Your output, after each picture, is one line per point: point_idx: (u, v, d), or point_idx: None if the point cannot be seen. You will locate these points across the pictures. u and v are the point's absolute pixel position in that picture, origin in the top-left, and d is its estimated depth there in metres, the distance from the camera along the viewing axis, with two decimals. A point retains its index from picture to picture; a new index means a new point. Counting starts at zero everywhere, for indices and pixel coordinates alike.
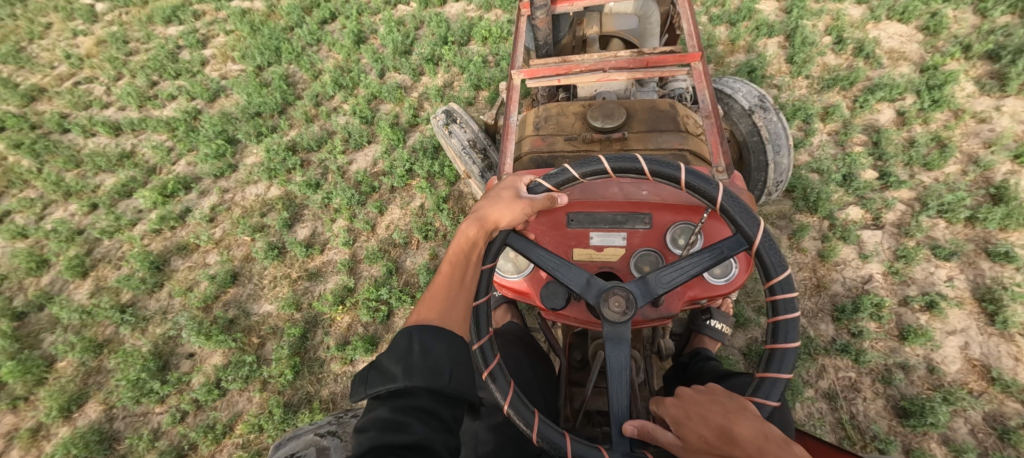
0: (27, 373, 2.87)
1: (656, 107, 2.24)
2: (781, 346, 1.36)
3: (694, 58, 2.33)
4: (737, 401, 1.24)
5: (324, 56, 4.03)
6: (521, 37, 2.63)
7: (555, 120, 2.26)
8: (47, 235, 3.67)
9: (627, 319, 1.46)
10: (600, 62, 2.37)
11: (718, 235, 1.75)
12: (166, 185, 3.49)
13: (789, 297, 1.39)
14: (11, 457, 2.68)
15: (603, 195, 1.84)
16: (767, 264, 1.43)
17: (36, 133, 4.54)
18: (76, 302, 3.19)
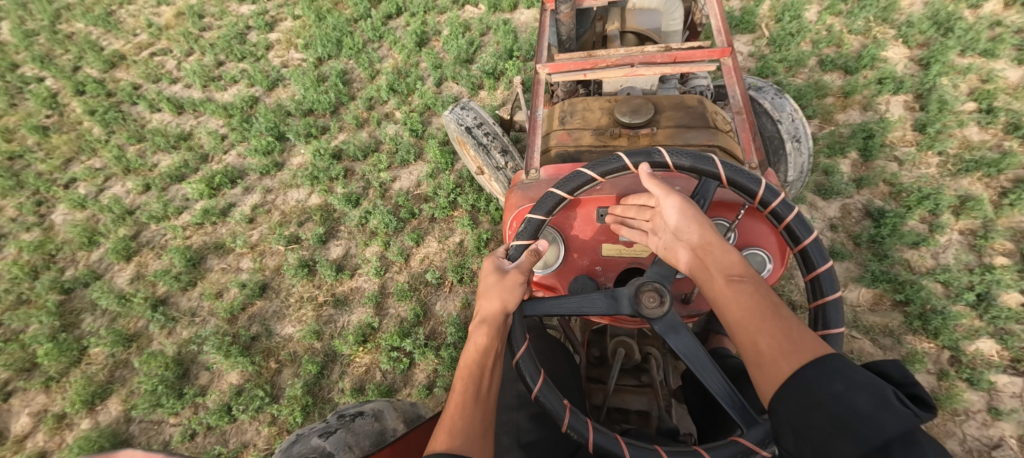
0: (63, 353, 3.02)
1: (684, 102, 2.09)
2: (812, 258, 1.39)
3: (725, 53, 2.19)
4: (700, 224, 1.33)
5: (384, 54, 3.81)
6: (544, 30, 2.47)
7: (581, 114, 2.15)
8: (102, 211, 3.73)
9: (668, 308, 1.37)
10: (626, 55, 2.20)
11: (755, 232, 1.61)
12: (214, 177, 3.44)
13: (795, 218, 1.40)
14: (38, 438, 2.81)
15: (635, 189, 1.66)
16: (812, 255, 1.39)
17: (108, 101, 4.59)
18: (117, 288, 3.24)
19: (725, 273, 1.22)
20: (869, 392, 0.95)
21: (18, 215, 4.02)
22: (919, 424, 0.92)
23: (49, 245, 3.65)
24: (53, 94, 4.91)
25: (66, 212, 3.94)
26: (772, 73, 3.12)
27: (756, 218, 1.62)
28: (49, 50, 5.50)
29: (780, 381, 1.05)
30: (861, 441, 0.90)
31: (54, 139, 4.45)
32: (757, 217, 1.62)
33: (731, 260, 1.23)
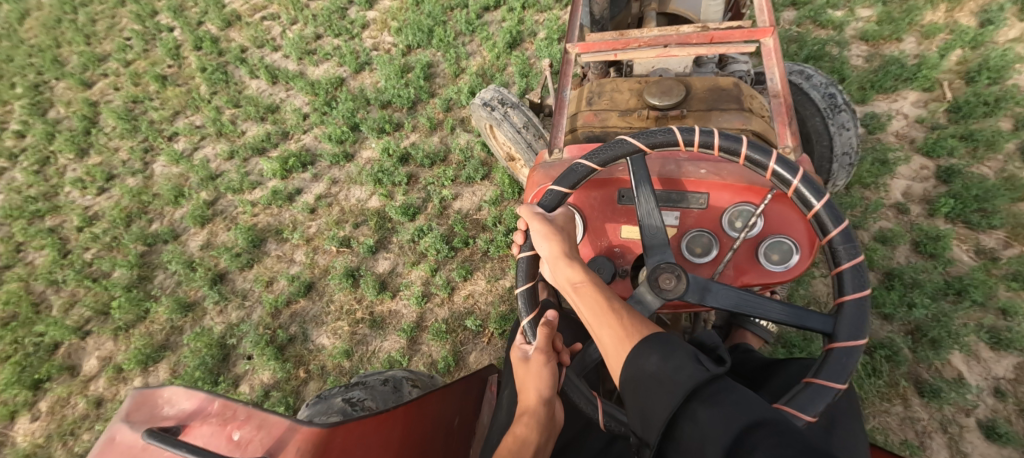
0: (132, 306, 3.23)
1: (718, 84, 2.11)
2: (845, 260, 1.37)
3: (764, 35, 2.14)
4: (570, 236, 1.60)
5: (473, 50, 3.55)
6: (577, 11, 2.50)
7: (610, 95, 2.16)
8: (190, 171, 3.84)
9: (681, 295, 1.44)
10: (661, 37, 2.19)
11: (781, 219, 1.67)
12: (288, 159, 3.41)
13: (826, 204, 1.41)
14: (102, 384, 3.08)
15: (663, 173, 1.77)
16: (827, 220, 1.40)
17: (218, 59, 4.69)
18: (190, 253, 3.37)
19: (571, 282, 1.47)
20: (676, 357, 1.19)
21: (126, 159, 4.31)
22: (707, 368, 1.16)
23: (146, 195, 3.90)
24: (178, 45, 5.12)
25: (165, 164, 4.10)
26: (949, 154, 2.80)
27: (783, 205, 1.68)
28: (184, 2, 5.88)
29: (622, 354, 1.28)
30: (672, 391, 1.14)
31: (166, 88, 4.67)
32: (784, 203, 1.67)
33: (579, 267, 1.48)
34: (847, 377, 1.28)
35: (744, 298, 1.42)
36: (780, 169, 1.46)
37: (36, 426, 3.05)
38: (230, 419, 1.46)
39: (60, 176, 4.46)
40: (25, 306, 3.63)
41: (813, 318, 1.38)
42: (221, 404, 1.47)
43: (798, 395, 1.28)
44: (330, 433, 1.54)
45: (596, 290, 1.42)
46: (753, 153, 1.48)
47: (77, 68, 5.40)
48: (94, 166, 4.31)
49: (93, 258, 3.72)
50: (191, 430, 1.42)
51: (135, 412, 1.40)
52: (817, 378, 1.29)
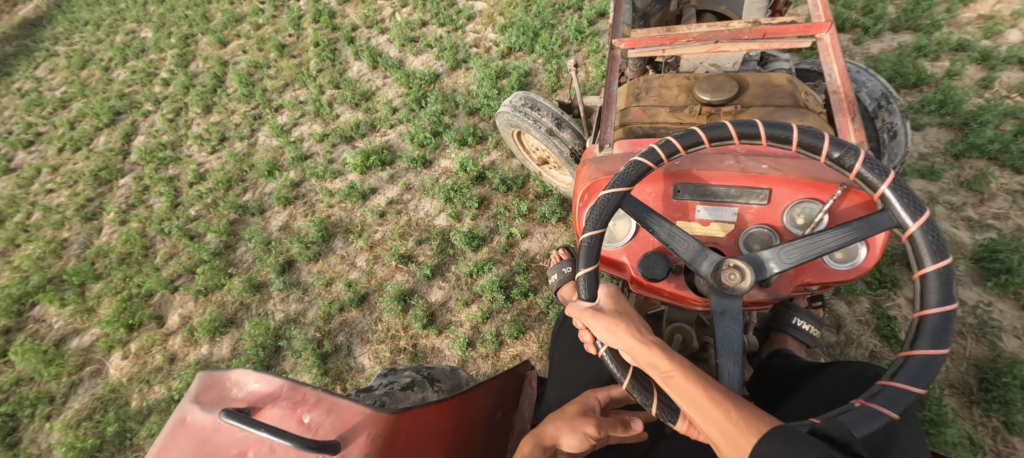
0: (213, 273, 3.37)
1: (771, 81, 2.23)
2: (908, 230, 1.38)
3: (821, 30, 2.25)
4: (636, 320, 1.52)
5: (578, 64, 3.26)
6: (620, 7, 2.62)
7: (659, 91, 2.31)
8: (286, 148, 3.91)
9: (742, 291, 1.51)
10: (711, 30, 2.29)
11: (844, 213, 1.66)
12: (369, 156, 3.35)
13: (880, 180, 1.41)
14: (178, 342, 3.28)
15: (717, 168, 1.78)
16: (883, 190, 1.41)
17: (332, 35, 4.70)
18: (270, 231, 3.45)
19: (659, 372, 1.37)
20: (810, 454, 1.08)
21: (237, 122, 4.49)
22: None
23: (247, 162, 4.04)
24: (302, 15, 5.21)
25: (267, 134, 4.22)
26: None
27: (852, 202, 1.65)
28: None
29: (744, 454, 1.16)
30: None
31: (282, 56, 4.79)
32: (854, 199, 1.65)
33: (657, 356, 1.39)
34: (954, 293, 1.30)
35: (806, 251, 1.50)
36: (808, 139, 1.48)
37: (123, 366, 3.34)
38: (299, 403, 1.59)
39: (187, 128, 4.77)
40: (138, 248, 3.93)
41: (876, 220, 1.45)
42: (292, 387, 1.60)
43: (918, 335, 1.32)
44: (395, 422, 1.61)
45: (687, 375, 1.33)
46: (775, 130, 1.51)
47: (219, 26, 5.73)
48: (212, 125, 4.54)
49: (196, 216, 3.94)
50: (260, 412, 1.56)
51: (205, 394, 1.59)
52: (929, 308, 1.32)
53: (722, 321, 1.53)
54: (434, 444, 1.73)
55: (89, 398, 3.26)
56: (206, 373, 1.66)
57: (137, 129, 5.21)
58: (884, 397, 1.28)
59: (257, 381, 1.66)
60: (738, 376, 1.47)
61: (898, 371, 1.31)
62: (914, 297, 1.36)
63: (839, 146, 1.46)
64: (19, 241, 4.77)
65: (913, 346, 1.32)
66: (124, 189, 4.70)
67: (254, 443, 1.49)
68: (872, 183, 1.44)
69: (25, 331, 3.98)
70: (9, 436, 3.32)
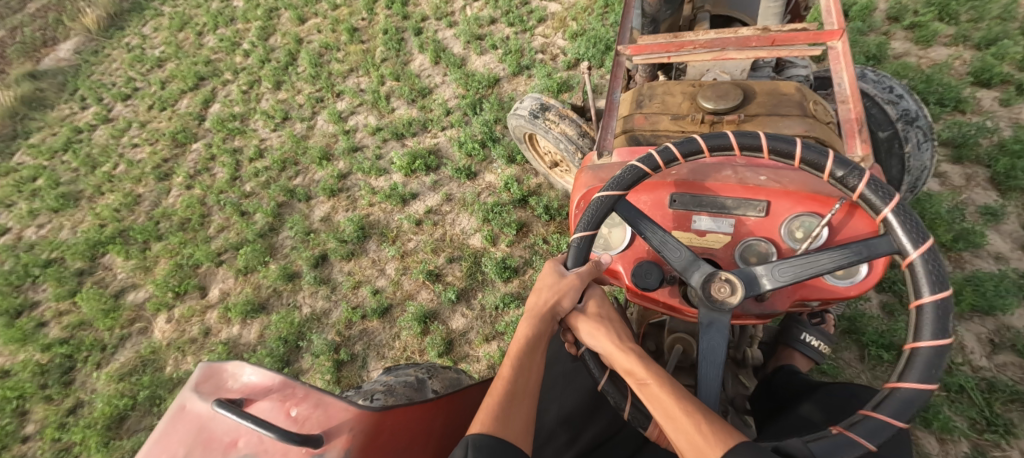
0: (253, 256, 3.39)
1: (779, 90, 2.12)
2: (913, 256, 1.31)
3: (833, 38, 2.20)
4: (620, 325, 1.58)
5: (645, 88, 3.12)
6: (630, 13, 2.68)
7: (662, 99, 2.24)
8: (341, 137, 3.90)
9: (731, 305, 1.49)
10: (718, 37, 2.30)
11: (846, 230, 1.58)
12: (416, 158, 3.28)
13: (880, 200, 1.36)
14: (211, 318, 3.29)
15: (716, 177, 1.73)
16: (889, 219, 1.35)
17: (403, 23, 4.64)
18: (311, 221, 3.44)
19: (636, 379, 1.42)
20: None
21: (301, 103, 4.53)
22: None
23: (302, 145, 4.07)
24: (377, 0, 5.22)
25: (325, 119, 4.22)
26: None
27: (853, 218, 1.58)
28: None
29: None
30: None
31: (352, 40, 4.80)
32: (856, 215, 1.57)
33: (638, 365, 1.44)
34: (950, 327, 1.23)
35: (802, 270, 1.45)
36: (811, 155, 1.43)
37: (167, 328, 3.39)
38: (289, 397, 1.55)
39: (257, 102, 4.87)
40: (196, 215, 4.01)
41: (875, 244, 1.38)
42: (283, 381, 1.58)
43: (908, 366, 1.26)
44: (379, 418, 1.55)
45: (662, 385, 1.38)
46: (776, 144, 1.46)
47: (301, 3, 5.86)
48: (278, 103, 4.62)
49: (250, 192, 3.98)
50: (253, 405, 1.52)
51: (204, 383, 1.53)
52: (923, 341, 1.26)
53: (708, 334, 1.51)
54: (420, 445, 1.64)
55: (128, 356, 3.39)
56: (205, 364, 1.62)
57: (215, 95, 5.38)
58: (864, 426, 1.23)
59: (252, 373, 1.61)
60: (717, 386, 1.47)
61: (883, 402, 1.26)
62: (908, 329, 1.29)
63: (843, 165, 1.40)
64: (103, 189, 5.06)
65: (902, 378, 1.26)
66: (194, 153, 4.84)
67: (246, 432, 1.44)
68: (875, 206, 1.38)
69: (93, 276, 4.21)
70: (63, 377, 3.52)
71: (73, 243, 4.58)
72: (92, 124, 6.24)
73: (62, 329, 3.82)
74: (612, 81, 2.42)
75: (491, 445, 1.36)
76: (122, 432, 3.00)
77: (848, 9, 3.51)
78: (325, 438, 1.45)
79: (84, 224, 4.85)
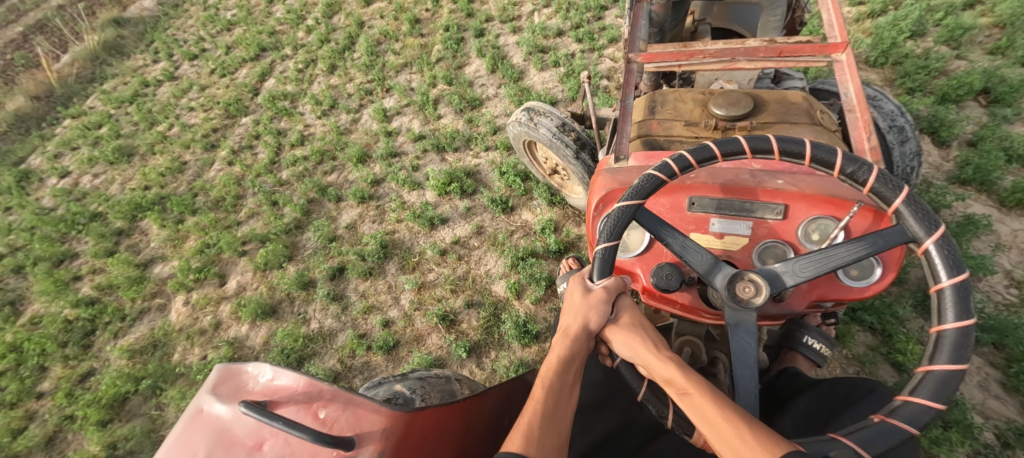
0: (272, 256, 3.25)
1: (786, 98, 2.23)
2: (930, 241, 1.32)
3: (839, 49, 2.15)
4: (654, 332, 1.50)
5: None
6: (636, 21, 2.48)
7: (676, 105, 2.29)
8: (382, 138, 3.70)
9: (757, 304, 1.49)
10: (727, 47, 2.22)
11: (859, 229, 1.65)
12: (453, 179, 3.07)
13: (895, 194, 1.37)
14: (223, 311, 3.21)
15: (733, 181, 1.78)
16: (905, 213, 1.37)
17: (465, 20, 4.38)
18: (337, 226, 3.28)
19: (673, 387, 1.35)
20: None
21: (350, 93, 4.34)
22: None
23: (344, 139, 3.92)
24: None
25: (370, 113, 4.04)
26: None
27: (867, 218, 1.65)
28: None
29: None
30: None
31: (412, 32, 4.57)
32: (868, 215, 1.65)
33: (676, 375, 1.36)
34: (973, 307, 1.23)
35: (824, 266, 1.45)
36: (821, 154, 1.43)
37: (182, 312, 3.34)
38: (314, 398, 1.47)
39: (309, 84, 4.70)
40: (231, 196, 3.92)
41: (889, 235, 1.39)
42: (308, 381, 1.51)
43: (937, 351, 1.25)
44: (409, 420, 1.51)
45: (704, 393, 1.30)
46: (787, 145, 1.47)
47: None
48: (328, 88, 4.46)
49: (285, 181, 3.85)
50: (277, 406, 1.46)
51: (222, 386, 1.49)
52: (947, 322, 1.25)
53: (736, 335, 1.49)
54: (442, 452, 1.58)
55: (140, 334, 3.36)
56: (224, 364, 1.58)
57: (273, 69, 5.23)
58: (902, 412, 1.22)
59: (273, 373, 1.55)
60: (754, 388, 1.42)
61: (917, 387, 1.25)
62: (932, 314, 1.29)
63: (853, 161, 1.41)
64: (155, 148, 4.96)
65: (932, 361, 1.25)
66: (243, 127, 4.66)
67: (270, 435, 1.40)
68: (887, 198, 1.39)
69: (129, 239, 4.14)
70: (83, 340, 3.51)
71: (120, 200, 4.57)
72: (158, 79, 6.23)
73: (92, 289, 3.84)
74: (623, 91, 2.33)
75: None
76: (125, 414, 2.98)
77: (991, 86, 2.91)
78: (357, 443, 1.40)
79: (133, 181, 4.80)
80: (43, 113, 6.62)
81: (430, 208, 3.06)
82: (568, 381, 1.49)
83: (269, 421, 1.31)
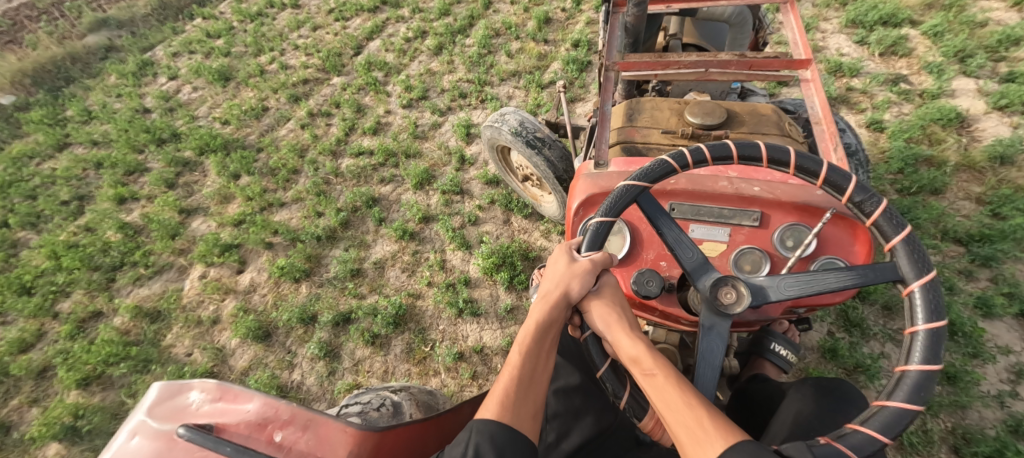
0: (290, 268, 2.89)
1: (759, 110, 2.10)
2: (920, 280, 1.19)
3: (804, 66, 2.12)
4: (627, 314, 1.38)
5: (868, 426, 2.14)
6: (614, 31, 2.33)
7: (653, 113, 2.13)
8: (453, 161, 3.14)
9: (734, 315, 1.35)
10: (703, 57, 2.14)
11: (831, 239, 1.62)
12: (502, 259, 2.54)
13: (896, 229, 1.25)
14: (228, 307, 2.98)
15: (712, 188, 1.68)
16: (904, 256, 1.23)
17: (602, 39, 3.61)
18: (365, 258, 2.85)
19: (637, 365, 1.26)
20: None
21: (444, 89, 3.71)
22: None
23: (416, 142, 3.38)
24: None
25: (455, 121, 3.46)
26: None
27: (838, 225, 1.62)
28: None
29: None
30: None
31: (537, 36, 3.83)
32: (839, 224, 1.62)
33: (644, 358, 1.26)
34: (944, 355, 1.12)
35: (809, 288, 1.32)
36: (835, 177, 1.32)
37: (194, 287, 3.16)
38: (272, 419, 1.37)
39: (409, 60, 4.07)
40: (286, 168, 3.56)
41: (880, 270, 1.26)
42: (263, 401, 1.40)
43: (897, 387, 1.13)
44: (379, 438, 1.43)
45: (669, 376, 1.21)
46: (805, 162, 1.35)
47: None
48: (425, 73, 3.87)
49: (341, 171, 3.41)
50: (226, 429, 1.34)
51: (158, 407, 1.34)
52: (912, 363, 1.14)
53: (706, 337, 1.37)
54: None
55: (154, 294, 3.26)
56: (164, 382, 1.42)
57: (384, 28, 4.65)
58: (850, 439, 1.09)
59: (209, 390, 1.40)
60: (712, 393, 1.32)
61: (871, 417, 1.11)
62: (900, 353, 1.17)
63: (863, 190, 1.30)
64: (248, 81, 4.64)
65: (888, 397, 1.13)
66: (331, 88, 4.19)
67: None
68: (886, 233, 1.27)
69: (190, 175, 4.00)
70: (110, 272, 3.48)
71: (199, 126, 4.41)
72: (285, 2, 6.00)
73: (139, 218, 3.81)
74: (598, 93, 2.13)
75: (495, 433, 1.23)
76: (101, 377, 2.86)
77: None
78: None
79: (220, 109, 4.60)
80: (184, 4, 6.75)
81: (468, 287, 2.54)
82: (544, 347, 1.38)
83: (216, 448, 1.24)
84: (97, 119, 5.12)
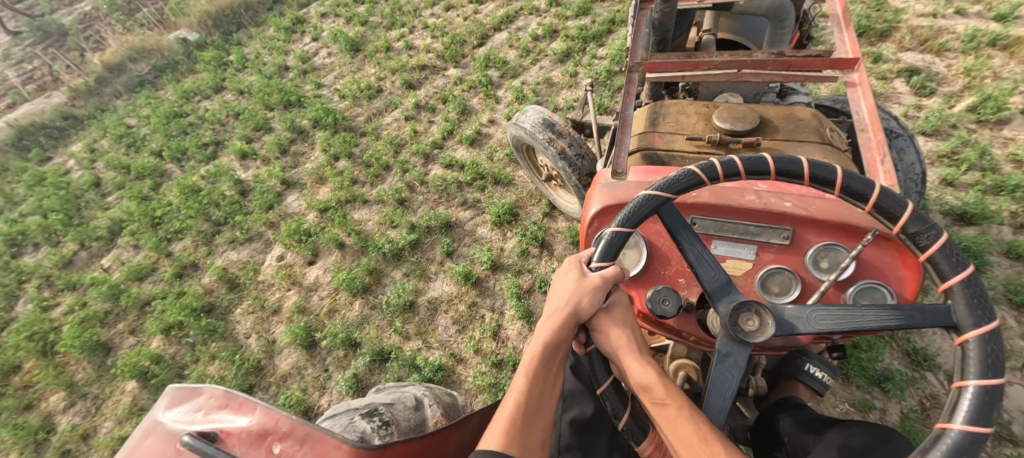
0: (350, 282, 2.75)
1: (795, 114, 1.74)
2: (975, 330, 0.97)
3: (853, 65, 1.78)
4: (638, 334, 1.13)
5: None
6: (639, 30, 2.07)
7: (677, 117, 1.79)
8: (544, 204, 2.74)
9: (756, 342, 1.11)
10: (734, 57, 1.81)
11: (872, 263, 1.31)
12: None
13: (953, 269, 1.02)
14: (291, 300, 3.01)
15: (738, 202, 1.38)
16: (958, 300, 1.01)
17: None
18: (421, 293, 2.62)
19: (649, 395, 1.03)
20: None
21: (556, 107, 3.21)
22: None
23: (513, 168, 3.00)
24: None
25: None
26: None
27: (880, 249, 1.31)
28: None
29: None
30: None
31: None
32: (880, 245, 1.31)
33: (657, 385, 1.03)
34: (996, 418, 0.91)
35: (843, 324, 1.09)
36: (887, 204, 1.09)
37: (271, 267, 3.27)
38: (271, 431, 1.15)
39: (531, 62, 3.60)
40: (379, 164, 3.38)
41: (927, 311, 1.04)
42: (263, 410, 1.19)
43: (932, 444, 0.92)
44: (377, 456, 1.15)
45: (683, 407, 1.00)
46: (855, 185, 1.11)
47: None
48: (543, 84, 3.38)
49: (428, 181, 3.14)
50: (229, 441, 1.15)
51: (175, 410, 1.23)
52: (955, 421, 0.93)
53: (720, 365, 1.10)
54: None
55: (241, 260, 3.42)
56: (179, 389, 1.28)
57: (515, 19, 4.19)
58: None
59: (214, 396, 1.25)
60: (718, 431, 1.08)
61: None
62: (941, 406, 0.96)
63: (919, 221, 1.06)
64: (374, 56, 4.56)
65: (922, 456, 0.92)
66: (444, 80, 3.90)
67: None
68: (940, 271, 1.04)
69: (300, 145, 4.05)
70: (216, 226, 3.74)
71: (322, 95, 4.47)
72: None
73: (251, 178, 4.03)
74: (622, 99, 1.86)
75: None
76: (178, 332, 3.13)
77: None
78: None
79: (344, 80, 4.61)
80: None
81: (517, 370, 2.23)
82: (553, 369, 1.10)
83: None
84: (248, 69, 5.52)
